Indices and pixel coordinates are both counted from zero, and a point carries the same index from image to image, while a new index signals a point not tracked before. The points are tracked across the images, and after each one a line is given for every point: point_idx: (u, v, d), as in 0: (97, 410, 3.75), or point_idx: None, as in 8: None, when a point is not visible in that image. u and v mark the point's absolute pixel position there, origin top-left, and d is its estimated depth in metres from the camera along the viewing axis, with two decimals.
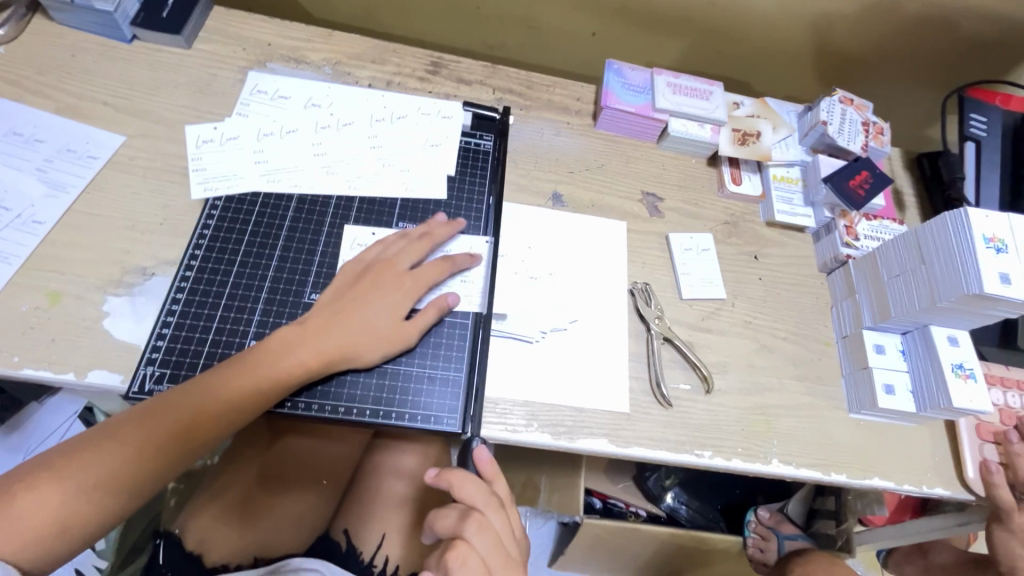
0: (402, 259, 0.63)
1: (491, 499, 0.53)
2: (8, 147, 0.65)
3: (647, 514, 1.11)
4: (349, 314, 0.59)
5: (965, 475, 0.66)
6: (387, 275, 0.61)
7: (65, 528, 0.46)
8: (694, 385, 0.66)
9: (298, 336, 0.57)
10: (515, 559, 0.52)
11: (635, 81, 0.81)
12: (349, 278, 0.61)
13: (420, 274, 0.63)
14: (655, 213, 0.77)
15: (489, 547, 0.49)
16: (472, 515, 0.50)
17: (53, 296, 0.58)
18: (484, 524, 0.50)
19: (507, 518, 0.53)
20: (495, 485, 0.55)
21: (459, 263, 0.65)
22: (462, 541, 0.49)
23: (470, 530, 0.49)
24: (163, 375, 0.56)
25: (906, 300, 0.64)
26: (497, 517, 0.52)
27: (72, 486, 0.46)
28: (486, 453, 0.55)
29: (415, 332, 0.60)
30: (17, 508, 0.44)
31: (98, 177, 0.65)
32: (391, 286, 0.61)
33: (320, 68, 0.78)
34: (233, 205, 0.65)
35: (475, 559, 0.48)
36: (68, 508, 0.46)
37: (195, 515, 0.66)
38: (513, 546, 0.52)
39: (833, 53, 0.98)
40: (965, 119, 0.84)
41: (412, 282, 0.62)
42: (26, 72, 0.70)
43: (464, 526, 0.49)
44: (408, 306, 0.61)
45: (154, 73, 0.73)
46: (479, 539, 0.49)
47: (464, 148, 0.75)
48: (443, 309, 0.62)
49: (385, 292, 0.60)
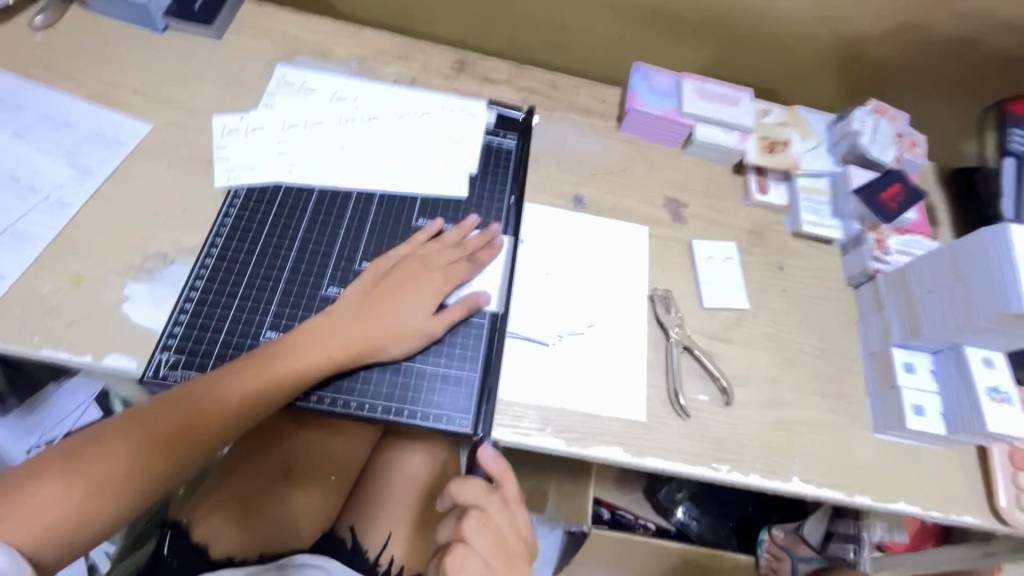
0: (431, 256, 0.63)
1: (493, 497, 0.52)
2: (40, 131, 0.66)
3: (656, 527, 1.09)
4: (379, 311, 0.59)
5: (997, 504, 0.63)
6: (417, 270, 0.62)
7: (80, 523, 0.45)
8: (713, 396, 0.64)
9: (326, 330, 0.57)
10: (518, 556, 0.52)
11: (662, 85, 0.79)
12: (379, 273, 0.62)
13: (449, 273, 0.63)
14: (678, 219, 0.76)
15: (489, 544, 0.49)
16: (472, 515, 0.50)
17: (75, 279, 0.58)
18: (483, 521, 0.51)
19: (511, 516, 0.53)
20: (506, 482, 0.53)
21: (481, 261, 0.65)
22: (461, 543, 0.48)
23: (468, 532, 0.49)
24: (178, 361, 0.56)
25: (939, 318, 0.61)
26: (499, 514, 0.52)
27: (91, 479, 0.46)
28: (492, 450, 0.53)
29: (441, 326, 0.60)
30: (32, 502, 0.44)
31: (124, 163, 0.66)
32: (419, 281, 0.61)
33: (346, 63, 0.78)
34: (255, 195, 0.66)
35: (474, 562, 0.48)
36: (85, 504, 0.45)
37: (203, 510, 0.66)
38: (517, 545, 0.52)
39: (865, 62, 0.96)
40: (1005, 134, 0.81)
41: (440, 278, 0.62)
42: (62, 59, 0.71)
43: (463, 527, 0.49)
44: (438, 300, 0.61)
45: (183, 63, 0.74)
46: (477, 538, 0.49)
47: (487, 147, 0.75)
48: (471, 306, 0.62)
49: (414, 287, 0.61)
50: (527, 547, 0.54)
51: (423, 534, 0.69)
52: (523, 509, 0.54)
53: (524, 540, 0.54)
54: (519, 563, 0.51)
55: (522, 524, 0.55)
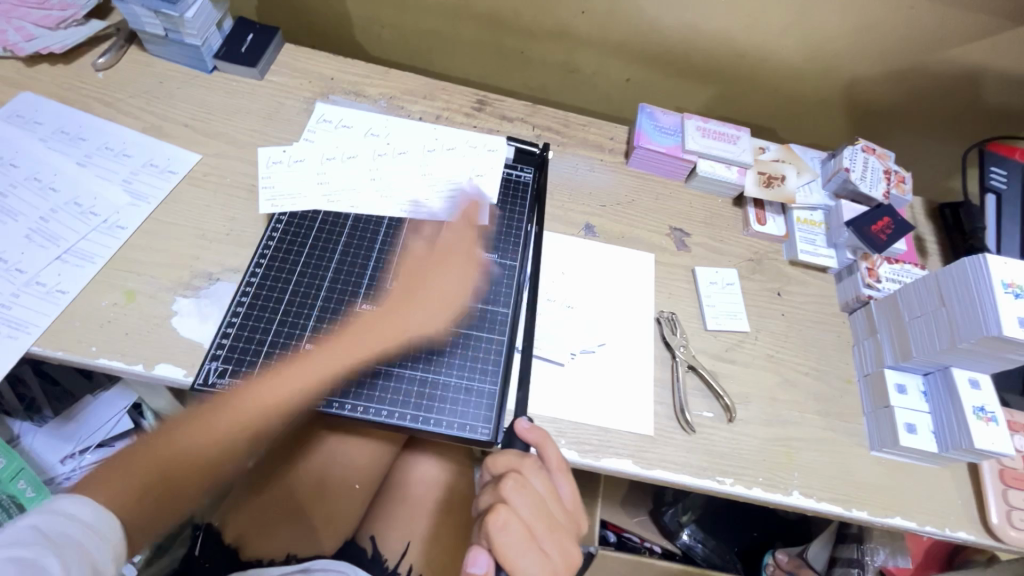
0: (437, 256, 0.71)
1: (533, 462, 0.54)
2: (100, 160, 0.72)
3: (661, 550, 1.11)
4: (392, 322, 0.66)
5: (989, 521, 0.66)
6: (426, 294, 0.69)
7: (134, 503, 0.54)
8: (717, 413, 0.68)
9: (324, 361, 0.62)
10: (561, 520, 0.53)
11: (666, 124, 0.86)
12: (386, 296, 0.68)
13: (452, 288, 0.70)
14: (682, 247, 0.81)
15: (530, 505, 0.51)
16: (510, 476, 0.52)
17: (130, 294, 0.63)
18: (522, 484, 0.52)
19: (550, 483, 0.54)
20: (546, 449, 0.56)
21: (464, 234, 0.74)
22: (503, 502, 0.51)
23: (509, 491, 0.51)
24: (225, 369, 0.60)
25: (927, 341, 0.66)
26: (537, 479, 0.53)
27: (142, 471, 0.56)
28: (526, 423, 0.58)
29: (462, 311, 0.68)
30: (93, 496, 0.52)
31: (175, 190, 0.72)
32: (426, 304, 0.68)
33: (376, 101, 0.85)
34: (296, 219, 0.71)
35: (516, 523, 0.50)
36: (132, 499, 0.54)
37: (235, 511, 0.69)
38: (559, 511, 0.53)
39: (854, 104, 1.03)
40: (986, 172, 0.87)
41: (443, 297, 0.69)
42: (121, 96, 0.78)
43: (503, 489, 0.52)
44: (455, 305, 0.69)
45: (229, 100, 0.81)
46: (518, 499, 0.51)
47: (506, 178, 0.81)
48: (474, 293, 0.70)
49: (421, 309, 0.68)
50: (572, 520, 0.54)
51: (440, 543, 0.72)
52: (567, 479, 0.56)
53: (569, 510, 0.55)
54: (563, 534, 0.52)
55: (569, 496, 0.56)
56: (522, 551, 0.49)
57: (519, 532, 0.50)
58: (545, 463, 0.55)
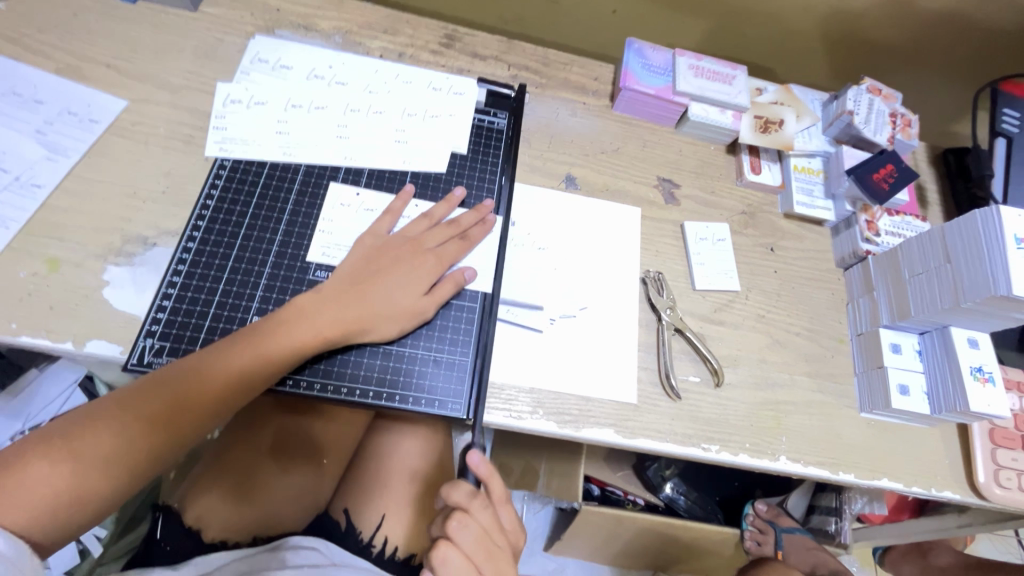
0: (424, 238, 0.62)
1: (480, 494, 0.50)
2: (7, 107, 0.63)
3: (645, 502, 1.10)
4: (374, 284, 0.58)
5: (975, 480, 0.65)
6: (411, 253, 0.61)
7: (53, 517, 0.44)
8: (704, 377, 0.65)
9: (318, 304, 0.56)
10: (506, 550, 0.51)
11: (656, 62, 0.78)
12: (372, 251, 0.60)
13: (441, 253, 0.62)
14: (670, 200, 0.75)
15: (473, 543, 0.48)
16: (455, 515, 0.49)
17: (52, 263, 0.56)
18: (468, 520, 0.49)
19: (497, 513, 0.51)
20: (492, 480, 0.52)
21: (474, 239, 0.64)
22: (446, 542, 0.48)
23: (454, 531, 0.48)
24: (163, 347, 0.54)
25: (928, 300, 0.62)
26: (485, 512, 0.50)
27: (73, 474, 0.45)
28: (479, 455, 0.51)
29: (432, 305, 0.59)
30: (28, 480, 0.43)
31: (100, 142, 0.63)
32: (413, 263, 0.60)
33: (330, 37, 0.75)
34: (237, 174, 0.63)
35: (456, 560, 0.48)
36: (81, 479, 0.45)
37: (195, 493, 0.65)
38: (504, 539, 0.51)
39: (860, 41, 0.94)
40: (997, 113, 0.82)
41: (433, 260, 0.61)
42: (27, 30, 0.67)
43: (448, 528, 0.48)
44: (431, 283, 0.60)
45: (158, 36, 0.71)
46: (464, 538, 0.48)
47: (477, 126, 0.73)
48: (459, 282, 0.61)
49: (407, 269, 0.59)
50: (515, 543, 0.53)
51: (416, 514, 0.69)
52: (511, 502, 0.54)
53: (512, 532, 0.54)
54: (507, 563, 0.51)
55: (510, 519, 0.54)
56: None
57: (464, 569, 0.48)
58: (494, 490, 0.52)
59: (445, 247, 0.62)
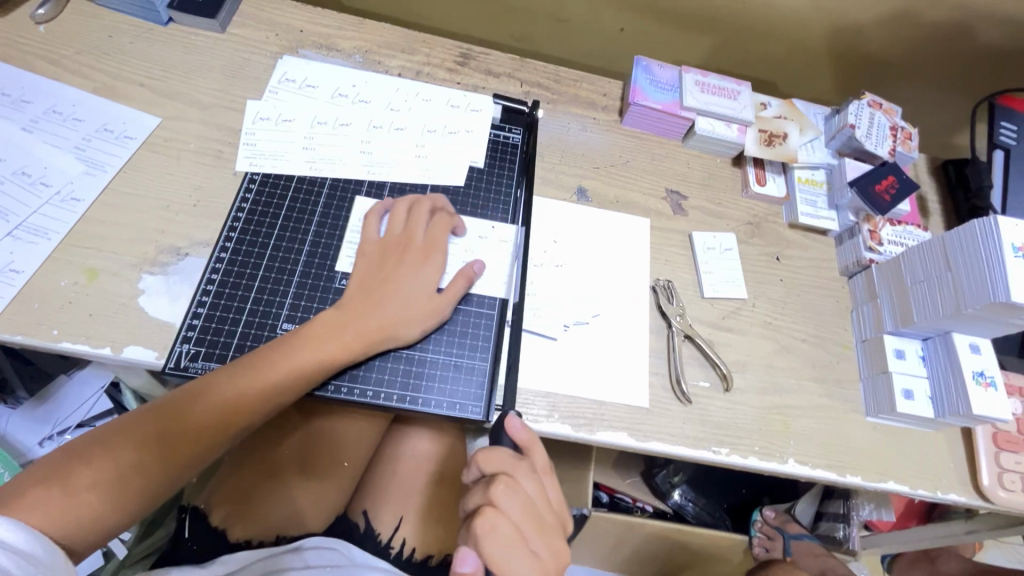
0: (430, 236, 0.64)
1: (523, 464, 0.52)
2: (48, 125, 0.66)
3: (653, 510, 1.11)
4: (386, 288, 0.60)
5: (980, 483, 0.67)
6: (418, 252, 0.62)
7: (95, 523, 0.46)
8: (713, 382, 0.67)
9: (344, 320, 0.58)
10: (551, 522, 0.51)
11: (663, 78, 0.81)
12: (380, 255, 0.62)
13: (447, 249, 0.63)
14: (678, 211, 0.78)
15: (519, 509, 0.49)
16: (500, 479, 0.49)
17: (91, 273, 0.59)
18: (512, 487, 0.49)
19: (540, 483, 0.52)
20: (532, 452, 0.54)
21: (477, 235, 0.66)
22: (491, 507, 0.48)
23: (499, 495, 0.49)
24: (198, 353, 0.57)
25: (930, 307, 0.64)
26: (528, 481, 0.51)
27: (113, 480, 0.47)
28: (519, 422, 0.55)
29: (447, 302, 0.61)
30: (72, 487, 0.45)
31: (134, 157, 0.66)
32: (420, 261, 0.62)
33: (351, 56, 0.79)
34: (266, 188, 0.66)
35: (505, 524, 0.47)
36: (122, 486, 0.47)
37: (221, 496, 0.68)
38: (549, 510, 0.51)
39: (860, 56, 0.97)
40: (995, 126, 0.84)
41: (440, 258, 0.63)
42: (66, 52, 0.71)
43: (492, 492, 0.49)
44: (438, 279, 0.62)
45: (188, 57, 0.74)
46: (509, 503, 0.48)
47: (493, 140, 0.76)
48: (469, 277, 0.63)
49: (415, 268, 0.61)
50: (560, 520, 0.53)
51: (433, 516, 0.71)
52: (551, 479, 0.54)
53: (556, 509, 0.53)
54: (554, 534, 0.50)
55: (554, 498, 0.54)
56: (510, 551, 0.47)
57: (510, 535, 0.47)
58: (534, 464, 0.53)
59: (451, 246, 0.64)
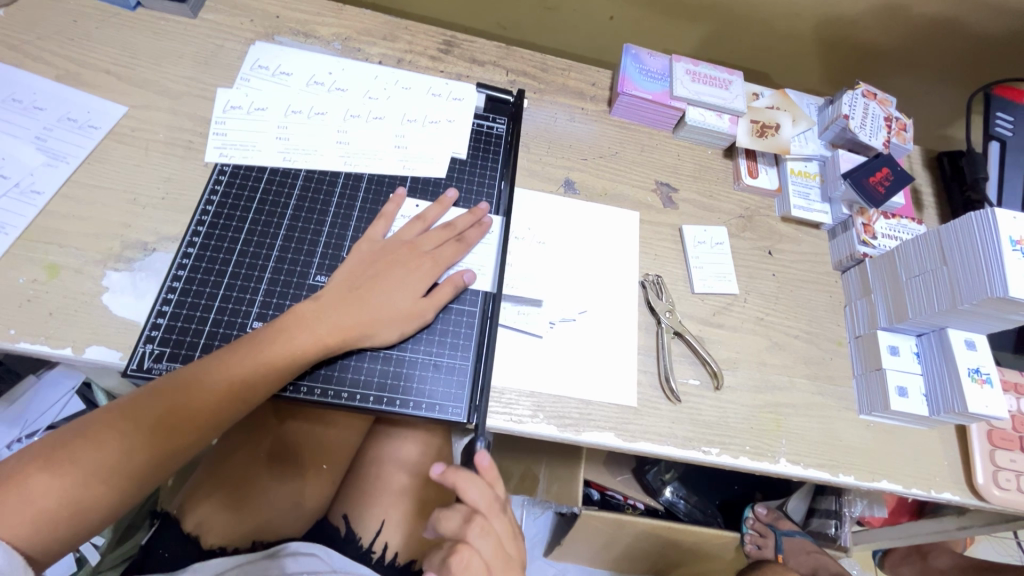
0: (419, 241, 0.62)
1: (496, 501, 0.52)
2: (7, 114, 0.63)
3: (644, 507, 1.08)
4: (371, 289, 0.58)
5: (975, 481, 0.65)
6: (406, 256, 0.61)
7: (52, 530, 0.43)
8: (703, 380, 0.65)
9: (317, 311, 0.56)
10: (515, 560, 0.52)
11: (653, 67, 0.78)
12: (367, 257, 0.60)
13: (437, 255, 0.62)
14: (668, 204, 0.75)
15: (491, 550, 0.49)
16: (476, 520, 0.50)
17: (52, 269, 0.56)
18: (486, 528, 0.50)
19: (509, 521, 0.53)
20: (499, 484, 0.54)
21: (470, 241, 0.64)
22: (465, 545, 0.48)
23: (472, 535, 0.49)
24: (162, 353, 0.54)
25: (925, 302, 0.63)
26: (500, 521, 0.52)
27: (70, 485, 0.44)
28: (488, 458, 0.52)
29: (432, 308, 0.59)
30: (26, 492, 0.43)
31: (99, 148, 0.63)
32: (410, 266, 0.60)
33: (329, 43, 0.76)
34: (237, 180, 0.64)
35: (478, 564, 0.48)
36: (80, 491, 0.44)
37: (193, 500, 0.65)
38: (514, 547, 0.53)
39: (855, 46, 0.95)
40: (991, 117, 0.83)
41: (429, 262, 0.61)
42: (27, 37, 0.67)
43: (467, 530, 0.49)
44: (428, 285, 0.60)
45: (158, 43, 0.71)
46: (482, 544, 0.49)
47: (476, 131, 0.73)
48: (458, 285, 0.61)
49: (404, 272, 0.60)
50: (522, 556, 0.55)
51: (416, 519, 0.69)
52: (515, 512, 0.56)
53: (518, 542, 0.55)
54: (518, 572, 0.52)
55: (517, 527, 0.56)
56: None
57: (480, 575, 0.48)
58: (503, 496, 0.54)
59: (441, 249, 0.62)
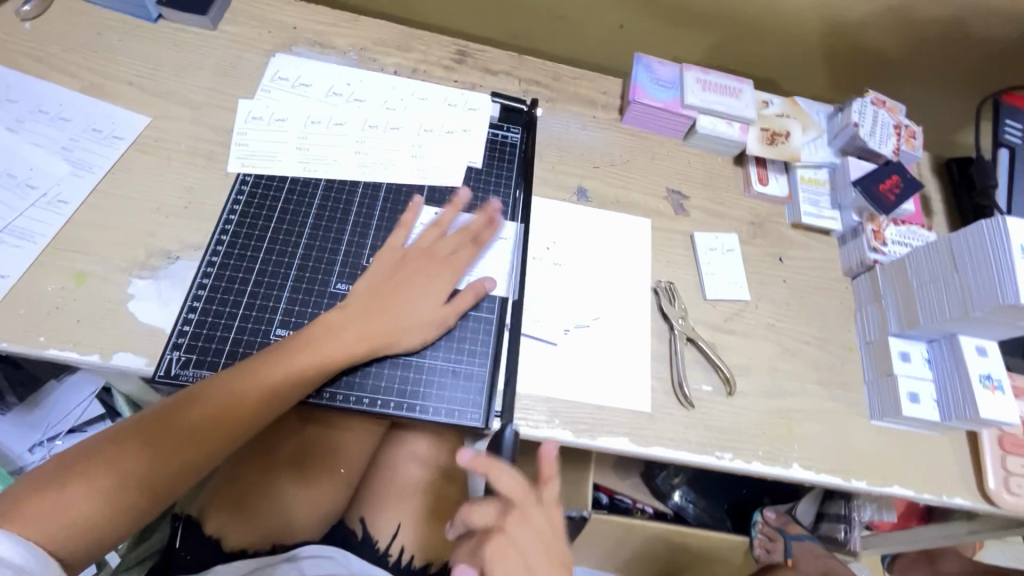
0: (437, 247, 0.63)
1: (531, 492, 0.52)
2: (34, 125, 0.64)
3: (653, 510, 1.08)
4: (393, 298, 0.59)
5: (986, 487, 0.66)
6: (426, 265, 0.62)
7: (87, 536, 0.44)
8: (716, 386, 0.66)
9: (342, 321, 0.57)
10: (556, 550, 0.52)
11: (664, 76, 0.79)
12: (387, 266, 0.61)
13: (454, 260, 0.63)
14: (680, 211, 0.76)
15: (527, 540, 0.50)
16: (513, 511, 0.50)
17: (79, 277, 0.57)
18: (522, 518, 0.50)
19: (547, 510, 0.53)
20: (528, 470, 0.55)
21: (484, 242, 0.65)
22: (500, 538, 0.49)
23: (507, 527, 0.50)
24: (189, 360, 0.56)
25: (936, 308, 0.63)
26: (536, 510, 0.52)
27: (104, 492, 0.45)
28: (533, 448, 0.53)
29: (452, 315, 0.61)
30: (62, 499, 0.44)
31: (123, 158, 0.65)
32: (429, 274, 0.62)
33: (345, 53, 0.77)
34: (259, 190, 0.65)
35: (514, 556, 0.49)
36: (114, 498, 0.45)
37: (216, 505, 0.66)
38: (556, 539, 0.52)
39: (863, 53, 0.96)
40: (999, 125, 0.83)
41: (448, 269, 0.62)
42: (53, 50, 0.69)
43: (505, 523, 0.50)
44: (448, 292, 0.61)
45: (179, 54, 0.72)
46: (517, 535, 0.50)
47: (491, 140, 0.74)
48: (479, 292, 0.62)
49: (424, 280, 0.61)
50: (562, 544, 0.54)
51: (431, 523, 0.70)
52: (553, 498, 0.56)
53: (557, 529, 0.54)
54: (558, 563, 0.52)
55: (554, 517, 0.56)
56: None
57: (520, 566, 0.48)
58: (539, 486, 0.54)
59: (458, 254, 0.64)
